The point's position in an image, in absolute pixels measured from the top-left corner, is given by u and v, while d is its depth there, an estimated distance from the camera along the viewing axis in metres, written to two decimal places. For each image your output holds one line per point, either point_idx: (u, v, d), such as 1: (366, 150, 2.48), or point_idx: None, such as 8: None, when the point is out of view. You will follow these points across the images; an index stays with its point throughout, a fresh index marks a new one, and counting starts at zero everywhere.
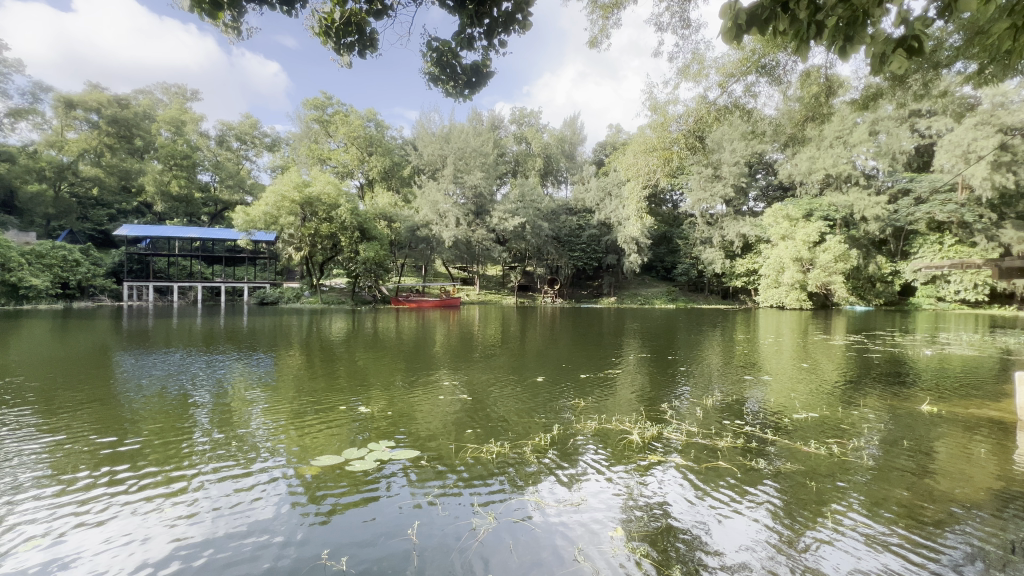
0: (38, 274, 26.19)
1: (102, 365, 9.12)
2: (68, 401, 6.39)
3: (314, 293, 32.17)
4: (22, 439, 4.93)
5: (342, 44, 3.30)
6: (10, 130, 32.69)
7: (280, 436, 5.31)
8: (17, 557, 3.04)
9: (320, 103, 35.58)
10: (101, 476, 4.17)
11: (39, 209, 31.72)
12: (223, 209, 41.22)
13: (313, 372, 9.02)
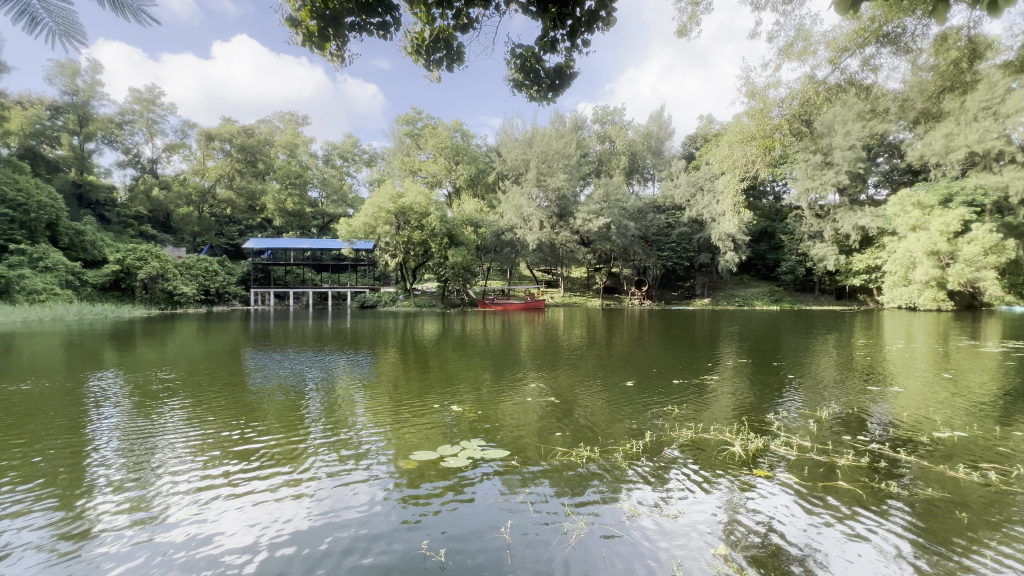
0: (188, 283, 30.87)
1: (234, 362, 10.45)
2: (209, 394, 7.40)
3: (408, 297, 34.39)
4: (174, 428, 5.76)
5: (431, 60, 3.48)
6: (166, 162, 38.99)
7: (380, 432, 5.71)
8: (178, 525, 3.59)
9: (411, 118, 38.57)
10: (234, 463, 4.75)
11: (188, 228, 37.39)
12: (330, 221, 45.58)
13: (408, 371, 9.55)
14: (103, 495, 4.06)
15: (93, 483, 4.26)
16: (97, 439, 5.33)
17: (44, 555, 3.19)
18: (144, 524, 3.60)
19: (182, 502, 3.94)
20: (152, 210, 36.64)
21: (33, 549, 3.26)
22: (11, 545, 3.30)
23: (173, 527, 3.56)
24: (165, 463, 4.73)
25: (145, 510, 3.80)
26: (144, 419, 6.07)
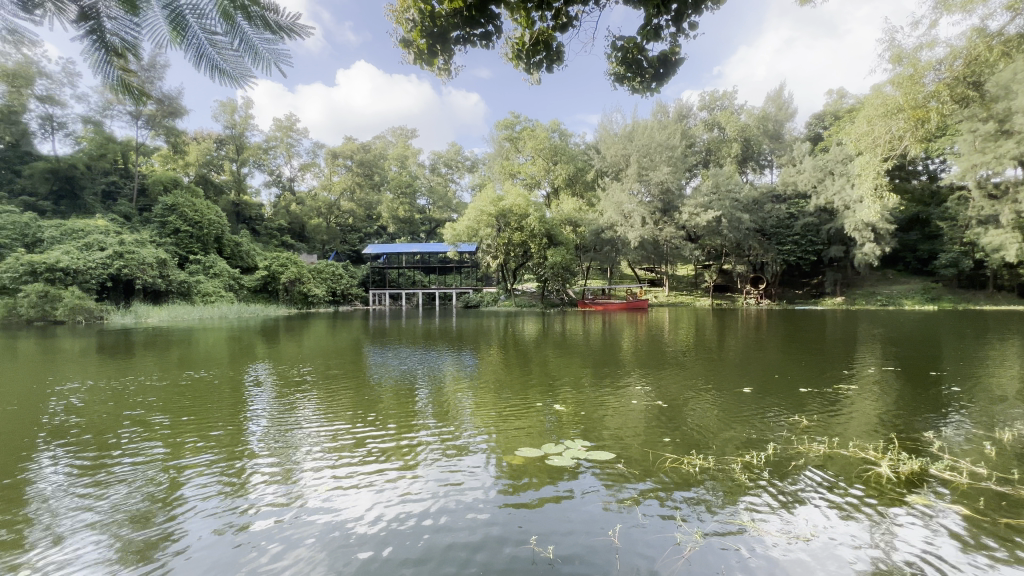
0: (319, 285, 35.16)
1: (356, 358, 11.58)
2: (337, 387, 8.30)
3: (509, 297, 35.32)
4: (309, 416, 6.55)
5: (532, 63, 3.52)
6: (301, 180, 44.59)
7: (485, 428, 5.93)
8: (315, 496, 4.06)
9: (509, 123, 39.53)
10: (358, 448, 5.27)
11: (318, 237, 42.29)
12: (436, 226, 48.57)
13: (510, 370, 9.80)
14: (257, 468, 4.67)
15: (250, 458, 4.93)
16: (251, 421, 6.25)
17: (216, 513, 3.74)
18: (288, 496, 4.07)
19: (316, 480, 4.40)
20: (290, 222, 42.17)
21: (208, 507, 3.84)
22: (191, 502, 3.92)
23: (310, 500, 3.99)
24: (302, 446, 5.33)
25: (288, 485, 4.29)
26: (285, 407, 6.94)
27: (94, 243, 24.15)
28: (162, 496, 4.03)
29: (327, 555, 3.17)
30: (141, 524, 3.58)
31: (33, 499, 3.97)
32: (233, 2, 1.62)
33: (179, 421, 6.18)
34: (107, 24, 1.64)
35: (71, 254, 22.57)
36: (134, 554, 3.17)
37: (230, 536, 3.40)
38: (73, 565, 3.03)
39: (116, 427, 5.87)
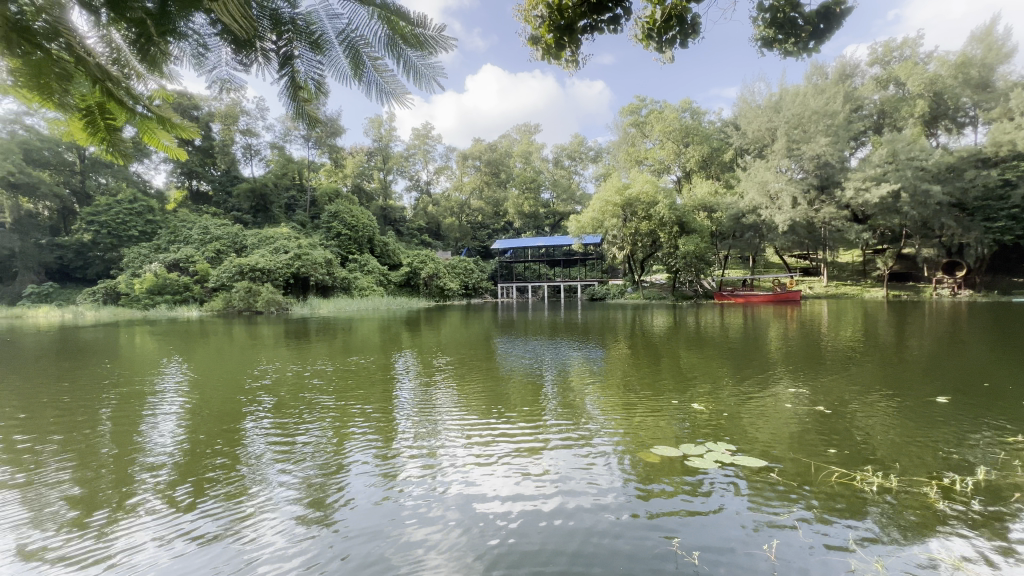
0: (454, 279, 38.02)
1: (487, 349, 12.29)
2: (472, 376, 8.92)
3: (636, 289, 34.20)
4: (447, 401, 7.16)
5: (663, 41, 3.32)
6: (437, 182, 48.45)
7: (612, 423, 5.86)
8: (453, 474, 4.44)
9: (635, 107, 38.11)
10: (491, 434, 5.62)
11: (452, 235, 45.51)
12: (561, 219, 48.95)
13: (640, 365, 9.48)
14: (402, 450, 5.14)
15: (396, 440, 5.47)
16: (399, 404, 7.06)
17: (371, 485, 4.21)
18: (431, 473, 4.51)
19: (451, 463, 4.72)
20: (428, 222, 46.17)
21: (364, 478, 4.34)
22: (352, 472, 4.49)
23: (448, 481, 4.28)
24: (441, 432, 5.75)
25: (428, 465, 4.67)
26: (428, 393, 7.70)
27: (281, 247, 29.45)
28: (334, 461, 4.80)
29: (462, 530, 3.38)
30: (314, 487, 4.18)
31: (240, 459, 4.90)
32: (397, 30, 1.81)
33: (342, 403, 7.13)
34: (296, 62, 1.94)
35: (265, 257, 27.80)
36: (312, 510, 3.72)
37: (384, 504, 3.80)
38: (269, 512, 3.67)
39: (297, 406, 6.98)
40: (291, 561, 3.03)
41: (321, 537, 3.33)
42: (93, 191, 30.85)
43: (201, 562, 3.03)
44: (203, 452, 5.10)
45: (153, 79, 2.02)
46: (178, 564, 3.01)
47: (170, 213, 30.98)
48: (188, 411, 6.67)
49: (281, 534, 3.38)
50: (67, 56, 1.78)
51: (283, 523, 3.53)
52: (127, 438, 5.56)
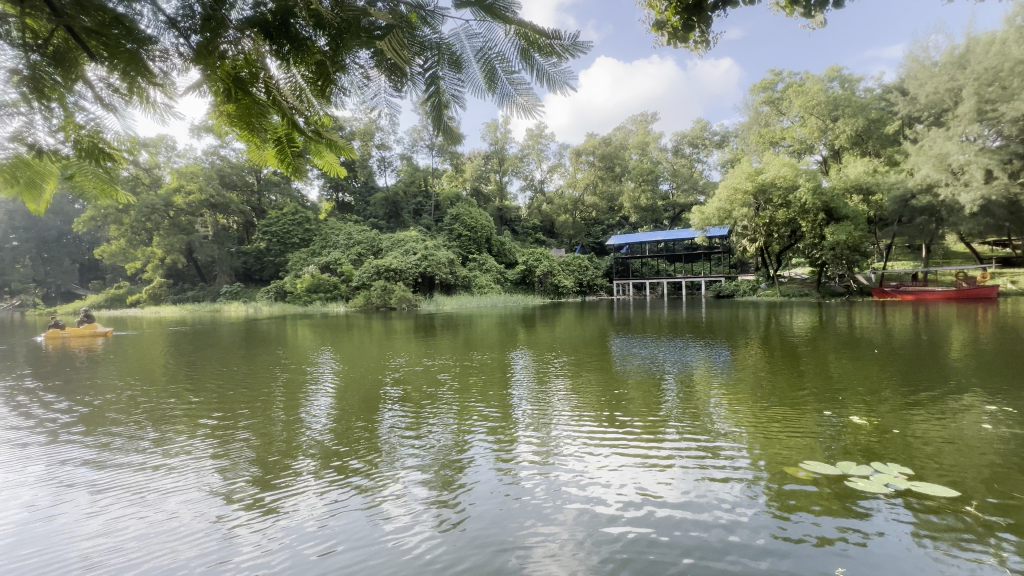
0: (568, 277, 38.07)
1: (602, 347, 12.12)
2: (588, 375, 8.87)
3: (772, 285, 30.85)
4: (562, 400, 7.24)
5: (813, 3, 2.93)
6: (551, 181, 48.89)
7: (743, 433, 5.38)
8: (567, 471, 4.49)
9: (769, 83, 34.22)
10: (606, 435, 5.55)
11: (566, 232, 45.59)
12: (681, 212, 46.11)
13: (775, 370, 8.54)
14: (522, 445, 5.29)
15: (515, 435, 5.64)
16: (516, 400, 7.31)
17: (494, 479, 4.39)
18: (545, 468, 4.62)
19: (571, 463, 4.72)
20: (543, 221, 46.83)
21: (485, 470, 4.60)
22: (473, 462, 4.79)
23: (570, 481, 4.29)
24: (558, 430, 5.79)
25: (547, 463, 4.74)
26: (543, 390, 7.86)
27: (411, 250, 32.30)
28: (457, 450, 5.16)
29: (583, 536, 3.34)
30: (443, 475, 4.49)
31: (379, 443, 5.48)
32: (531, 43, 1.89)
33: (464, 396, 7.63)
34: (441, 82, 2.06)
35: (398, 258, 30.83)
36: (440, 498, 3.99)
37: (510, 500, 3.92)
38: (404, 493, 4.10)
39: (425, 398, 7.58)
40: (428, 546, 3.29)
41: (452, 525, 3.55)
42: (267, 208, 36.98)
43: (355, 536, 3.43)
44: (350, 434, 5.81)
45: (326, 113, 2.36)
46: (336, 536, 3.44)
47: (323, 223, 35.88)
48: (337, 396, 7.70)
49: (417, 518, 3.68)
50: (267, 98, 2.12)
51: (417, 508, 3.85)
52: (293, 416, 6.62)
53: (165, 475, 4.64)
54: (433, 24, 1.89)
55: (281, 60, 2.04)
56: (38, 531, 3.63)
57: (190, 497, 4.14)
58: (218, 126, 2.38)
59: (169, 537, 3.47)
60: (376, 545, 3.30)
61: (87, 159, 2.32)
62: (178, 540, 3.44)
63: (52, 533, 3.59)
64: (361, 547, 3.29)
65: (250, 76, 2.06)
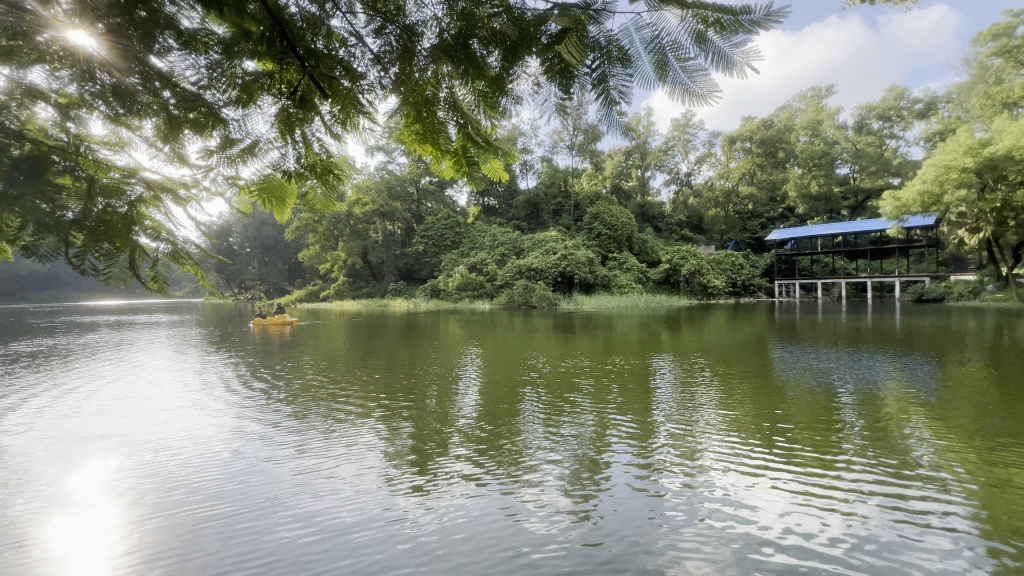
0: (719, 276, 34.74)
1: (758, 355, 10.94)
2: (742, 385, 8.11)
3: (1003, 289, 24.12)
4: (711, 410, 6.77)
5: None
6: (699, 172, 45.25)
7: (953, 474, 4.40)
8: (714, 489, 4.27)
9: (1001, 28, 26.67)
10: (761, 454, 5.08)
11: (716, 228, 41.80)
12: (867, 198, 38.77)
13: (1006, 397, 6.74)
14: (663, 456, 5.07)
15: (656, 445, 5.43)
16: (658, 407, 7.06)
17: (630, 488, 4.33)
18: (689, 480, 4.46)
19: (719, 484, 4.36)
20: (689, 216, 43.71)
21: (624, 474, 4.61)
22: (611, 465, 4.83)
23: (713, 504, 4.00)
24: (704, 444, 5.41)
25: (691, 479, 4.46)
26: (689, 398, 7.44)
27: (551, 249, 32.98)
28: (596, 451, 5.23)
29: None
30: (580, 477, 4.55)
31: (521, 437, 5.78)
32: (707, 24, 1.79)
33: (602, 398, 7.63)
34: (611, 81, 2.05)
35: (539, 258, 31.84)
36: (577, 498, 4.13)
37: (642, 516, 3.83)
38: (545, 488, 4.35)
39: (564, 398, 7.72)
40: (556, 550, 3.43)
41: (581, 537, 3.57)
42: (425, 214, 41.30)
43: (493, 530, 3.72)
44: (494, 426, 6.19)
45: (493, 125, 2.56)
46: (474, 530, 3.71)
47: (471, 226, 38.72)
48: (482, 389, 8.34)
49: (550, 520, 3.84)
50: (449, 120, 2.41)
51: (551, 509, 4.00)
52: (446, 403, 7.40)
53: (350, 444, 5.63)
54: (600, 21, 1.89)
55: (457, 78, 2.29)
56: (261, 483, 4.66)
57: (362, 471, 4.86)
58: (405, 144, 2.75)
59: (350, 502, 4.19)
60: (508, 545, 3.49)
61: (304, 176, 2.83)
62: (349, 510, 4.05)
63: (269, 488, 4.54)
64: (496, 544, 3.51)
65: (431, 95, 2.36)
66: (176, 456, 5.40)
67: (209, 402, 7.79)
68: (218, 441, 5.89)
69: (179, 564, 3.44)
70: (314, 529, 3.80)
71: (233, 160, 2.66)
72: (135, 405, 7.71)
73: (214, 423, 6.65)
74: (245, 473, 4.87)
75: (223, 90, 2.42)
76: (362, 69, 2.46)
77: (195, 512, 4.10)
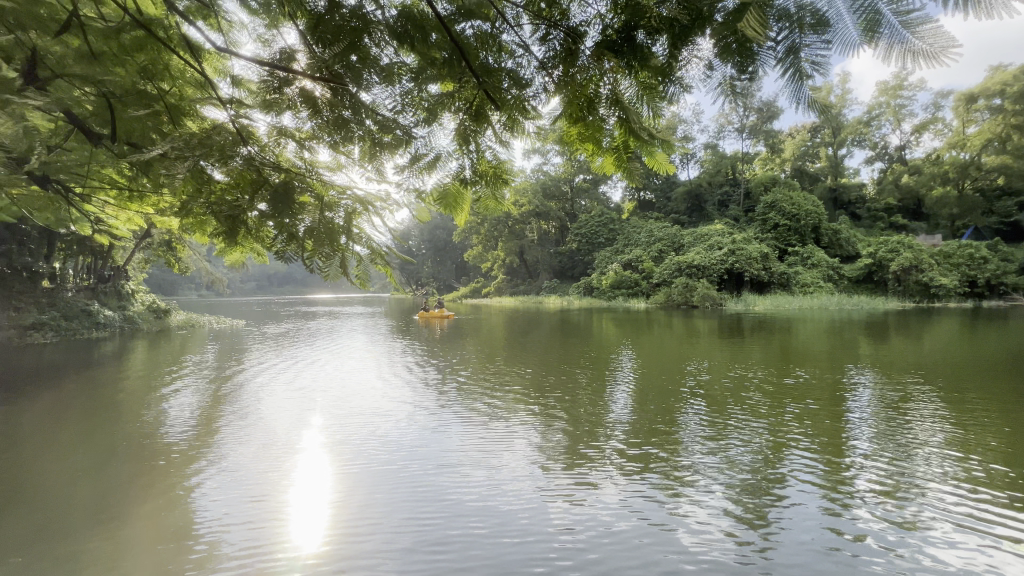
0: (947, 273, 27.35)
1: (1006, 376, 8.45)
2: (980, 415, 6.39)
3: None
4: (929, 442, 5.51)
5: None
6: (918, 144, 36.31)
7: None
8: (926, 545, 3.56)
9: None
10: (1005, 510, 4.00)
11: (944, 211, 33.08)
12: None
13: None
14: (859, 497, 4.27)
15: (850, 481, 4.57)
16: (850, 429, 6.02)
17: (810, 522, 3.88)
18: (890, 527, 3.80)
19: (943, 551, 3.50)
20: (902, 199, 35.49)
21: (802, 505, 4.13)
22: (786, 492, 4.36)
23: (924, 565, 3.36)
24: (921, 489, 4.36)
25: (894, 532, 3.73)
26: (895, 424, 6.18)
27: (716, 244, 30.19)
28: (768, 472, 4.75)
29: None
30: (749, 507, 4.12)
31: (678, 444, 5.55)
32: None
33: (775, 410, 6.84)
34: (803, 51, 1.79)
35: (701, 254, 29.48)
36: (743, 522, 3.89)
37: (821, 559, 3.44)
38: (705, 504, 4.16)
39: (728, 405, 7.15)
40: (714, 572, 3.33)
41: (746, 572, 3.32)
42: (579, 212, 41.59)
43: (646, 537, 3.74)
44: (652, 432, 5.93)
45: (656, 115, 2.45)
46: (625, 544, 3.63)
47: (626, 222, 37.73)
48: (637, 389, 8.20)
49: (708, 538, 3.70)
50: (610, 121, 2.43)
51: (711, 527, 3.84)
52: (599, 400, 7.49)
53: (509, 431, 6.14)
54: None
55: (619, 71, 2.28)
56: (436, 455, 5.38)
57: (518, 460, 5.21)
58: (569, 146, 2.82)
59: (511, 485, 4.62)
60: (658, 562, 3.43)
61: (474, 182, 3.13)
62: (504, 499, 4.33)
63: (439, 465, 5.11)
64: (650, 553, 3.55)
65: (594, 93, 2.41)
66: (372, 426, 6.52)
67: (396, 382, 9.25)
68: (403, 415, 6.98)
69: (376, 513, 4.17)
70: (479, 503, 4.29)
71: (418, 172, 3.06)
72: (345, 380, 9.58)
73: (398, 402, 7.71)
74: (424, 445, 5.70)
75: (413, 114, 2.82)
76: (529, 77, 2.62)
77: (387, 473, 4.93)
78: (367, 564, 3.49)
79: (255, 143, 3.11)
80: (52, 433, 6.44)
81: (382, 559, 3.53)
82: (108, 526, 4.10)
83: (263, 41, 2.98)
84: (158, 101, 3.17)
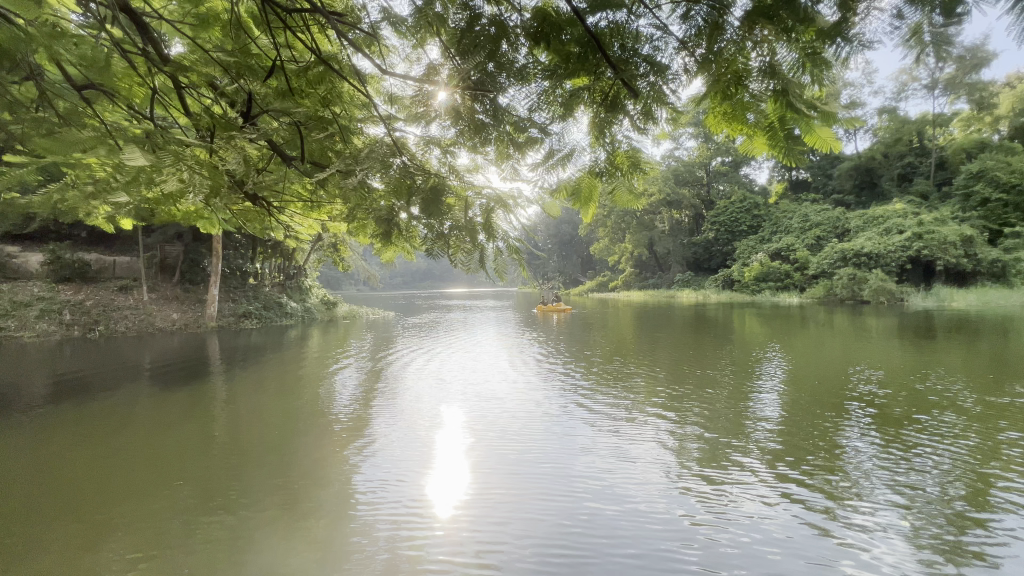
0: None
1: None
2: None
3: None
4: None
5: None
6: None
7: None
8: None
9: None
10: None
11: None
12: None
13: None
14: None
15: None
16: None
17: None
18: None
19: None
20: None
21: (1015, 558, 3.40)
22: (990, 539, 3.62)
23: None
24: None
25: None
26: None
27: (894, 228, 25.30)
28: (965, 510, 3.97)
29: None
30: (940, 555, 3.44)
31: (839, 462, 4.92)
32: None
33: (976, 432, 5.63)
34: None
35: (874, 240, 25.00)
36: (923, 564, 3.37)
37: None
38: (873, 535, 3.68)
39: (907, 421, 6.09)
40: None
41: None
42: (716, 198, 38.23)
43: (792, 557, 3.48)
44: (807, 449, 5.22)
45: (820, 85, 2.16)
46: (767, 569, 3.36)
47: (773, 207, 33.71)
48: (787, 394, 7.42)
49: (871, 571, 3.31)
50: (760, 97, 2.21)
51: (874, 560, 3.42)
52: (739, 404, 6.97)
53: (639, 429, 6.08)
54: None
55: (776, 38, 2.07)
56: (566, 446, 5.59)
57: (647, 459, 5.18)
58: (712, 130, 2.64)
59: (641, 482, 4.63)
60: None
61: (605, 175, 3.09)
62: (634, 496, 4.38)
63: (567, 459, 5.26)
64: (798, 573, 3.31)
65: (743, 67, 2.20)
66: (506, 413, 6.96)
67: (528, 372, 9.71)
68: (534, 404, 7.33)
69: (513, 493, 4.53)
70: (608, 495, 4.41)
71: (549, 169, 3.14)
72: (482, 368, 10.36)
73: (529, 393, 8.04)
74: (555, 435, 5.96)
75: (546, 112, 2.87)
76: (667, 60, 2.48)
77: (522, 458, 5.30)
78: (505, 547, 3.72)
79: (406, 153, 3.45)
80: (270, 399, 8.10)
81: (519, 536, 3.85)
82: (244, 494, 4.65)
83: (414, 61, 3.33)
84: (333, 123, 3.68)
